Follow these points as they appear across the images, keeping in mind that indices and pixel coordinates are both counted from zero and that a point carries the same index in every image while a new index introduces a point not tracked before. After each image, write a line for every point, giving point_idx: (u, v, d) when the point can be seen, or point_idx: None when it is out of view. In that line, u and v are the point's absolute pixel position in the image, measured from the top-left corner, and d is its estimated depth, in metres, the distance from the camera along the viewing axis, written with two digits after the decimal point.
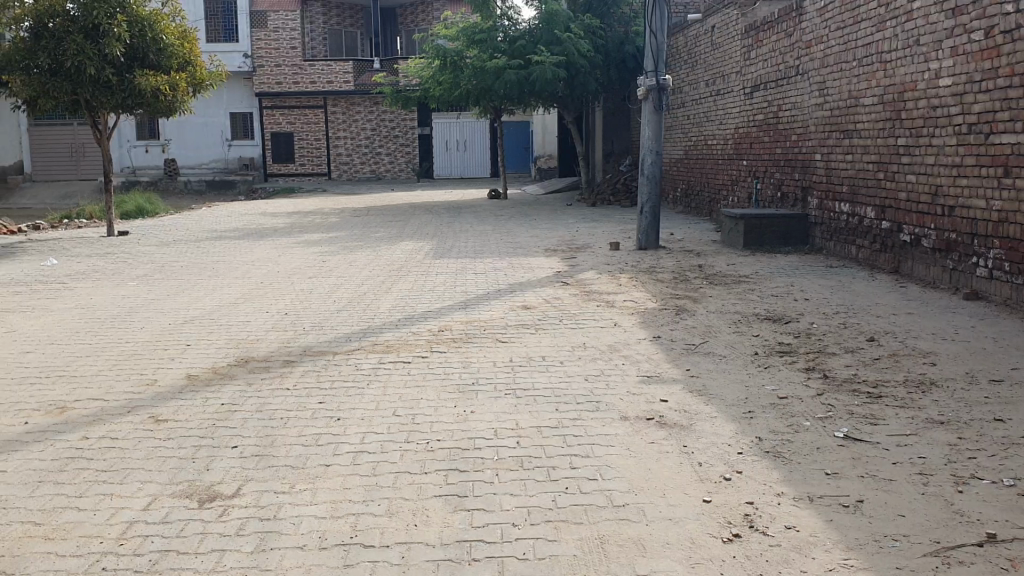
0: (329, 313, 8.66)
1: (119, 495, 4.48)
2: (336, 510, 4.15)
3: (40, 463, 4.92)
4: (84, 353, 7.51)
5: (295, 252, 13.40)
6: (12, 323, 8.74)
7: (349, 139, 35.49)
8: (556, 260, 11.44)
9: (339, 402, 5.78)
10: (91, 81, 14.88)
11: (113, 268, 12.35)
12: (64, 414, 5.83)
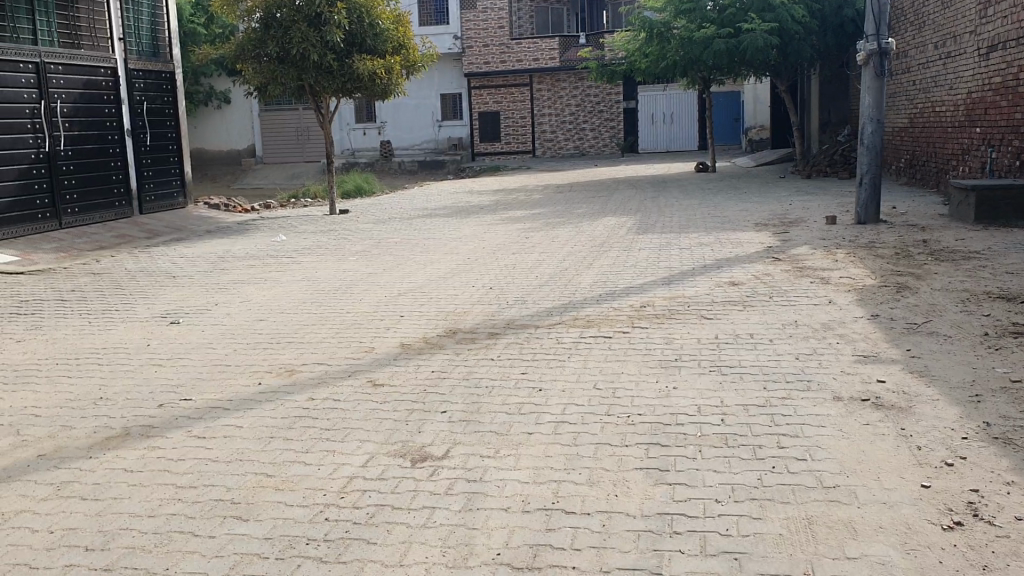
0: (533, 288, 8.83)
1: (340, 451, 4.80)
2: (539, 476, 4.24)
3: (272, 421, 5.36)
4: (309, 322, 8.07)
5: (502, 228, 13.72)
6: (248, 293, 9.51)
7: (554, 115, 35.91)
8: (765, 235, 11.09)
9: (542, 373, 5.90)
10: (314, 67, 15.82)
11: (334, 244, 13.16)
12: (292, 376, 6.32)
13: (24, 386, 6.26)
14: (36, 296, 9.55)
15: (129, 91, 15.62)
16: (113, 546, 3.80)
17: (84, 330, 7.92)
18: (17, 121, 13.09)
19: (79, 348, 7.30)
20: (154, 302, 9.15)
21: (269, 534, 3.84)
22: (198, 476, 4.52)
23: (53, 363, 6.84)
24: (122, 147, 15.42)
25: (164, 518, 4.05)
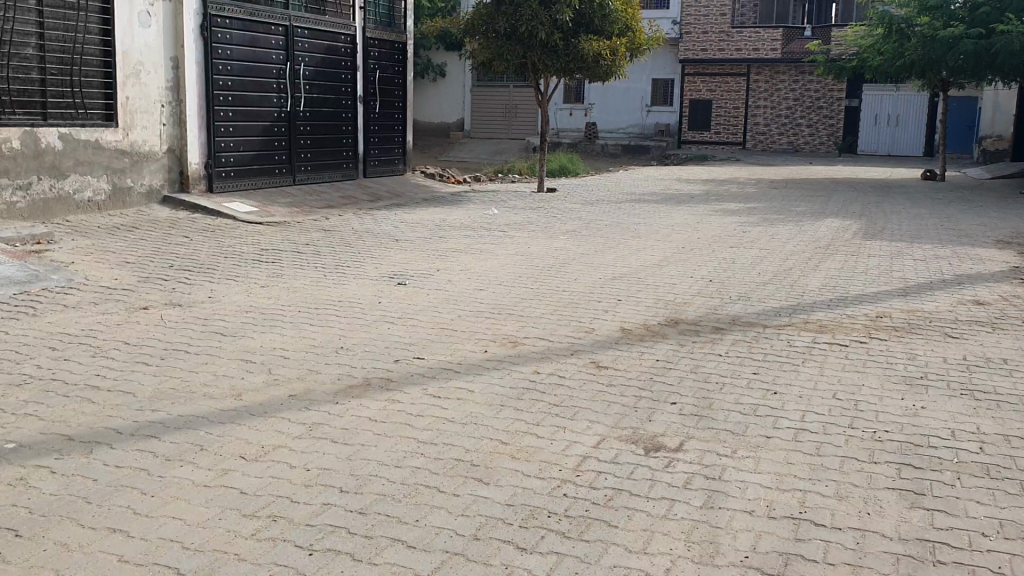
0: (755, 285, 8.55)
1: (571, 429, 4.83)
2: (782, 482, 4.10)
3: (502, 389, 5.46)
4: (528, 296, 8.18)
5: (716, 220, 13.41)
6: (466, 263, 9.74)
7: (769, 108, 34.74)
8: (1010, 254, 10.27)
9: (774, 375, 5.70)
10: (540, 45, 16.02)
11: (546, 221, 13.27)
12: (516, 348, 6.42)
13: (271, 329, 6.69)
14: (274, 246, 10.18)
15: (364, 59, 16.35)
16: (365, 491, 4.00)
17: (320, 283, 8.38)
18: (265, 80, 13.95)
19: (316, 299, 7.72)
20: (380, 262, 9.55)
21: (510, 501, 3.92)
22: (437, 434, 4.68)
23: (294, 310, 7.27)
24: (353, 112, 16.18)
25: (410, 471, 4.21)
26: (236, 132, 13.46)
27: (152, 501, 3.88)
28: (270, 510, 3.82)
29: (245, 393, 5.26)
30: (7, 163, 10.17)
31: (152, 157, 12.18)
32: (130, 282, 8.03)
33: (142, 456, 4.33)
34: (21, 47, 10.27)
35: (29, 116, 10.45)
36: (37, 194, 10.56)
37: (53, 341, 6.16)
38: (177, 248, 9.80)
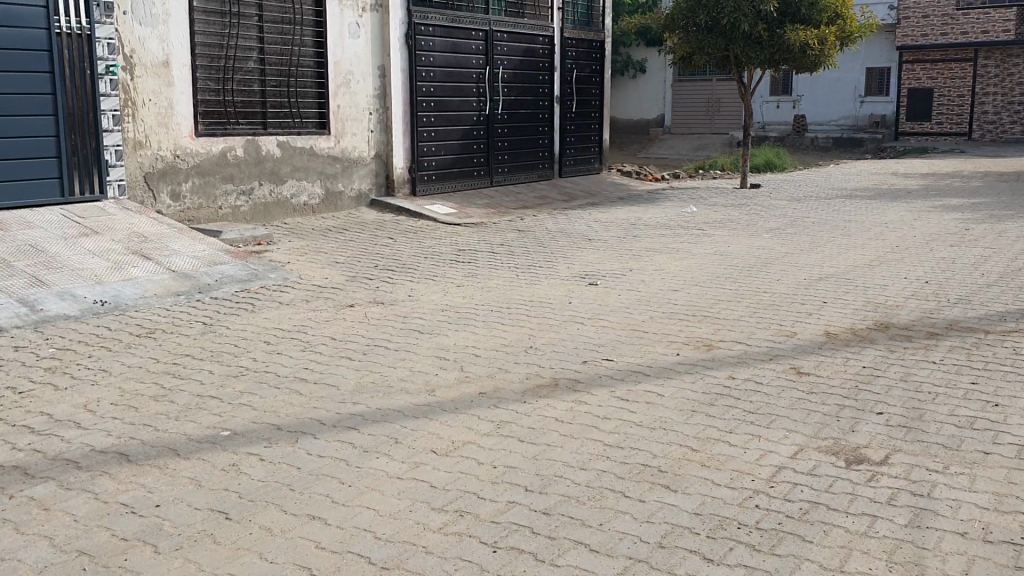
0: (978, 287, 7.89)
1: (766, 438, 4.62)
2: (1001, 504, 3.74)
3: (694, 394, 5.32)
4: (725, 298, 7.94)
5: (934, 217, 12.49)
6: (661, 263, 9.58)
7: (1000, 95, 31.68)
8: None
9: (997, 386, 5.22)
10: (743, 37, 15.55)
11: (747, 220, 12.85)
12: (711, 351, 6.24)
13: (465, 327, 6.85)
14: (472, 247, 10.43)
15: (562, 59, 16.50)
16: (550, 491, 4.00)
17: (514, 283, 8.50)
18: (465, 84, 14.33)
19: (509, 299, 7.83)
20: (573, 262, 9.57)
21: (698, 509, 3.80)
22: (624, 438, 4.62)
23: (489, 310, 7.41)
24: (550, 113, 16.33)
25: (596, 474, 4.18)
26: (438, 136, 13.91)
27: (349, 491, 4.05)
28: (458, 505, 3.89)
29: (438, 390, 5.40)
30: (233, 170, 10.97)
31: (360, 162, 12.80)
32: (339, 281, 8.47)
33: (341, 447, 4.54)
34: (244, 62, 11.05)
35: (251, 126, 11.24)
36: (258, 198, 11.33)
37: (267, 336, 6.57)
38: (382, 248, 10.23)
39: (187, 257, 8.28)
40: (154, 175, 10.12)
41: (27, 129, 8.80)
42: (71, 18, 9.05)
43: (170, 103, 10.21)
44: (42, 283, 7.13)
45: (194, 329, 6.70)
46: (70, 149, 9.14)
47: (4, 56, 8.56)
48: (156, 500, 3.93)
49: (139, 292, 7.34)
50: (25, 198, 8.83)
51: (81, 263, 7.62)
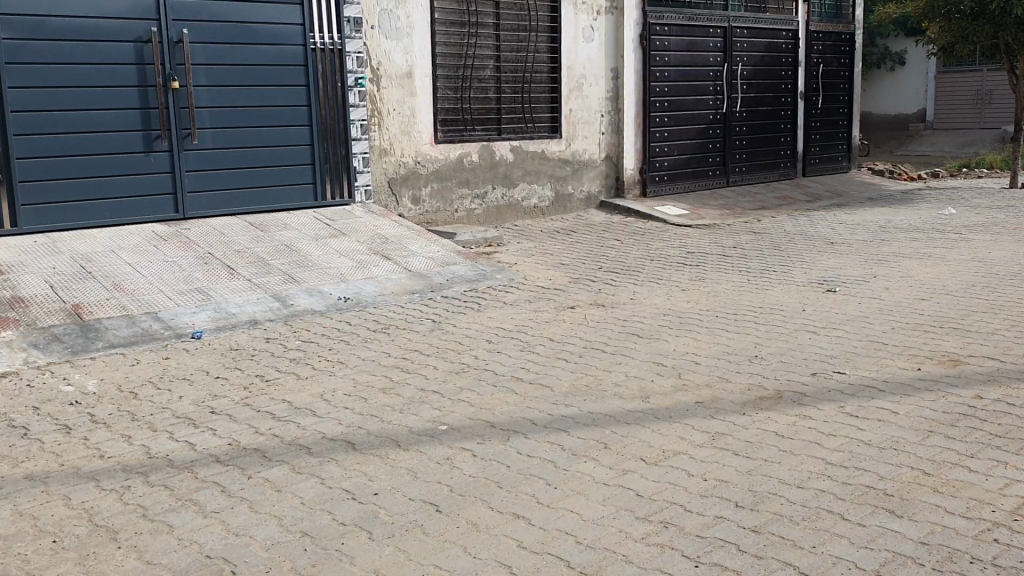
0: None
1: (1014, 465, 4.17)
2: None
3: (933, 413, 4.90)
4: (980, 309, 7.25)
5: None
6: (909, 269, 8.91)
7: None
8: None
9: None
10: (1015, 22, 14.19)
11: (1012, 222, 11.69)
12: (957, 367, 5.72)
13: (688, 333, 6.70)
14: (702, 250, 10.20)
15: (806, 54, 15.80)
16: (761, 508, 3.83)
17: (743, 288, 8.23)
18: (701, 83, 13.97)
19: (737, 304, 7.58)
20: (810, 267, 9.12)
21: (925, 539, 3.49)
22: (849, 457, 4.34)
23: (714, 315, 7.22)
24: (792, 110, 15.65)
25: (813, 493, 3.95)
26: (672, 138, 13.68)
27: (555, 493, 4.08)
28: (662, 515, 3.82)
29: (653, 396, 5.32)
30: (468, 175, 11.38)
31: (591, 164, 12.84)
32: (564, 282, 8.56)
33: (550, 449, 4.58)
34: (481, 70, 11.42)
35: (487, 132, 11.58)
36: (491, 202, 11.68)
37: (491, 334, 6.75)
38: (609, 250, 10.23)
39: (422, 257, 8.68)
40: (396, 180, 10.67)
41: (286, 137, 9.53)
42: (325, 33, 9.75)
43: (411, 111, 10.72)
44: (293, 281, 7.73)
45: (424, 326, 7.02)
46: (322, 156, 9.83)
47: (267, 71, 9.34)
48: (373, 489, 4.14)
49: (376, 290, 7.78)
50: (283, 202, 9.58)
51: (328, 263, 8.19)
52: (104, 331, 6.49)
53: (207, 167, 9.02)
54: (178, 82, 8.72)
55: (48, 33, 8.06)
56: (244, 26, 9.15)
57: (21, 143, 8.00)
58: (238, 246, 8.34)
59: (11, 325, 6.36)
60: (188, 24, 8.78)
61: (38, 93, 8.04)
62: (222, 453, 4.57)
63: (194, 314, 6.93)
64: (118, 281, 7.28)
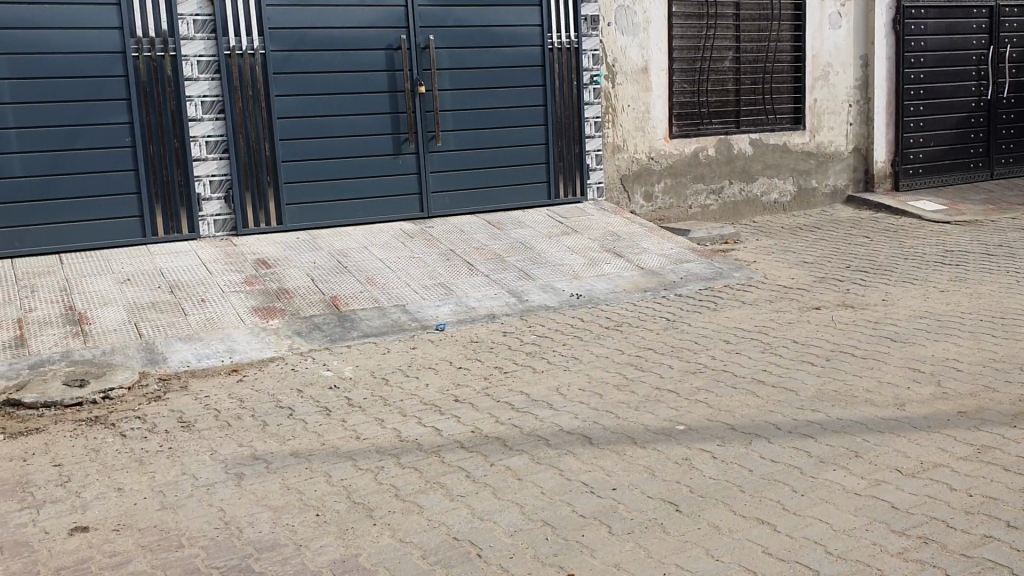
0: None
1: None
2: None
3: None
4: None
5: None
6: None
7: None
8: None
9: None
10: None
11: None
12: None
13: (948, 338, 6.19)
14: (963, 248, 9.41)
15: None
16: None
17: (1013, 289, 7.49)
18: (963, 68, 12.81)
19: (1006, 308, 6.92)
20: None
21: None
22: None
23: (979, 320, 6.63)
24: None
25: None
26: (928, 127, 12.65)
27: (802, 500, 3.90)
28: (922, 531, 3.55)
29: (909, 405, 4.96)
30: (704, 170, 11.07)
31: (837, 157, 12.13)
32: (807, 281, 8.17)
33: (795, 454, 4.38)
34: (719, 62, 11.11)
35: (724, 125, 11.24)
36: (728, 197, 11.28)
37: (729, 334, 6.54)
38: (857, 248, 9.66)
39: (656, 254, 8.58)
40: (630, 177, 10.60)
41: (523, 136, 9.74)
42: (563, 32, 9.87)
43: (647, 107, 10.61)
44: (529, 277, 7.89)
45: (659, 323, 6.92)
46: (557, 155, 9.97)
47: (507, 72, 9.57)
48: (612, 483, 4.14)
49: (609, 287, 7.78)
50: (520, 200, 9.80)
51: (562, 260, 8.29)
52: (358, 322, 6.92)
53: (450, 167, 9.40)
54: (424, 86, 9.15)
55: (310, 44, 8.70)
56: (485, 29, 9.43)
57: (286, 147, 8.68)
58: (478, 243, 8.63)
59: (278, 314, 6.93)
60: (434, 30, 9.19)
61: (301, 100, 8.70)
62: (466, 440, 4.73)
63: (437, 307, 7.24)
64: (369, 276, 7.74)
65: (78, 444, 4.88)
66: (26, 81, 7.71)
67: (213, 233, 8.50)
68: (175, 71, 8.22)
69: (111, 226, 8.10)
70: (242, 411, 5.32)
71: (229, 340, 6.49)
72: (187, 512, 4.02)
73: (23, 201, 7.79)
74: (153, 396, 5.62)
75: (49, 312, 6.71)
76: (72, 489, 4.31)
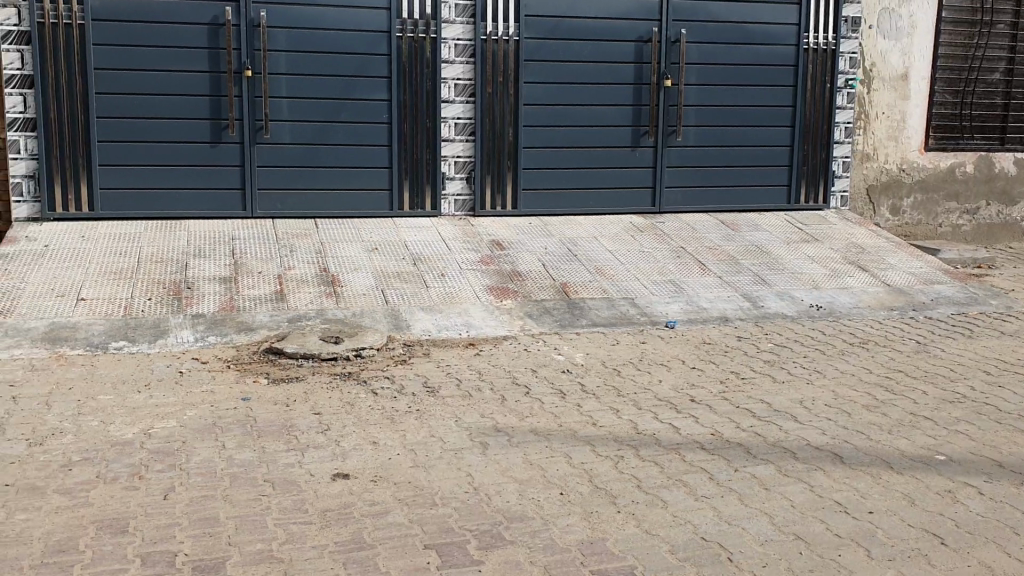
0: None
1: None
2: None
3: None
4: None
5: None
6: None
7: None
8: None
9: None
10: None
11: None
12: None
13: None
14: None
15: None
16: None
17: None
18: None
19: None
20: None
21: None
22: None
23: None
24: None
25: None
26: None
27: None
28: None
29: None
30: (959, 188, 10.35)
31: None
32: None
33: None
34: (989, 73, 10.33)
35: (987, 141, 10.46)
36: (982, 219, 10.50)
37: (988, 365, 6.08)
38: None
39: (902, 272, 8.11)
40: (876, 188, 10.06)
41: (766, 137, 9.47)
42: (821, 33, 9.48)
43: (902, 116, 10.02)
44: (765, 283, 7.66)
45: (908, 345, 6.53)
46: (801, 159, 9.64)
47: (756, 70, 9.32)
48: (868, 506, 3.94)
49: (851, 301, 7.44)
50: (756, 203, 9.56)
51: (801, 268, 8.00)
52: (589, 310, 6.97)
53: (688, 164, 9.29)
54: (671, 80, 9.07)
55: (563, 33, 8.82)
56: (738, 26, 9.21)
57: (529, 133, 8.86)
58: (711, 243, 8.48)
59: (512, 295, 7.10)
60: (686, 24, 9.07)
61: (548, 88, 8.85)
62: (706, 442, 4.65)
63: (669, 304, 7.18)
64: (600, 266, 7.77)
65: (334, 397, 5.22)
66: (301, 55, 8.25)
67: (453, 212, 8.83)
68: (434, 52, 8.56)
69: (361, 197, 8.56)
70: (482, 384, 5.50)
71: (467, 314, 6.73)
72: (437, 474, 4.20)
73: (288, 167, 8.37)
74: (398, 359, 5.91)
75: (305, 271, 7.18)
76: (331, 437, 4.62)
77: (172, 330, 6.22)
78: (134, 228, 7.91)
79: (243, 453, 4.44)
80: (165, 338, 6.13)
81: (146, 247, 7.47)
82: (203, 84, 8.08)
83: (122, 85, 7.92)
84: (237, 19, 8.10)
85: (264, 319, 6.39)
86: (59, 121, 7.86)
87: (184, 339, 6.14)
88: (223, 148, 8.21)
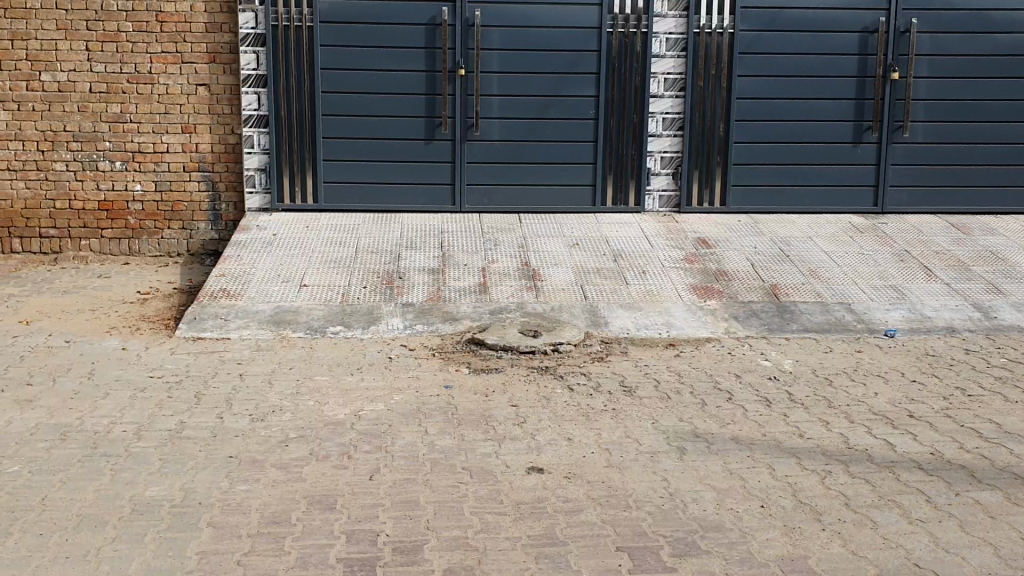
0: None
1: None
2: None
3: None
4: None
5: None
6: None
7: None
8: None
9: None
10: None
11: None
12: None
13: None
14: None
15: None
16: None
17: None
18: None
19: None
20: None
21: None
22: None
23: None
24: None
25: None
26: None
27: None
28: None
29: None
30: None
31: None
32: None
33: None
34: None
35: None
36: None
37: None
38: None
39: None
40: None
41: (1004, 134, 8.70)
42: None
43: None
44: (998, 291, 7.04)
45: None
46: None
47: (997, 61, 8.58)
48: None
49: None
50: (990, 205, 8.81)
51: None
52: (798, 314, 6.66)
53: (913, 162, 8.71)
54: (899, 72, 8.51)
55: (781, 25, 8.49)
56: (978, 14, 8.51)
57: (740, 129, 8.59)
58: (938, 247, 7.89)
59: (717, 295, 6.91)
60: (918, 13, 8.48)
61: (763, 82, 8.54)
62: (925, 462, 4.32)
63: (887, 311, 6.74)
64: (813, 268, 7.41)
65: (532, 390, 5.27)
66: (513, 52, 8.40)
67: (658, 208, 8.71)
68: (645, 47, 8.46)
69: (566, 192, 8.62)
70: (682, 386, 5.38)
71: (669, 314, 6.61)
72: (632, 475, 4.15)
73: (496, 162, 8.55)
74: (597, 356, 5.90)
75: (509, 265, 7.30)
76: (528, 431, 4.67)
77: (383, 317, 6.51)
78: (352, 220, 8.34)
79: (444, 439, 4.57)
80: (376, 325, 6.42)
81: (362, 238, 7.86)
82: (419, 82, 8.39)
83: (346, 84, 8.36)
84: (454, 18, 8.33)
85: (469, 311, 6.56)
86: (290, 118, 8.40)
87: (394, 326, 6.40)
88: (436, 144, 8.49)
